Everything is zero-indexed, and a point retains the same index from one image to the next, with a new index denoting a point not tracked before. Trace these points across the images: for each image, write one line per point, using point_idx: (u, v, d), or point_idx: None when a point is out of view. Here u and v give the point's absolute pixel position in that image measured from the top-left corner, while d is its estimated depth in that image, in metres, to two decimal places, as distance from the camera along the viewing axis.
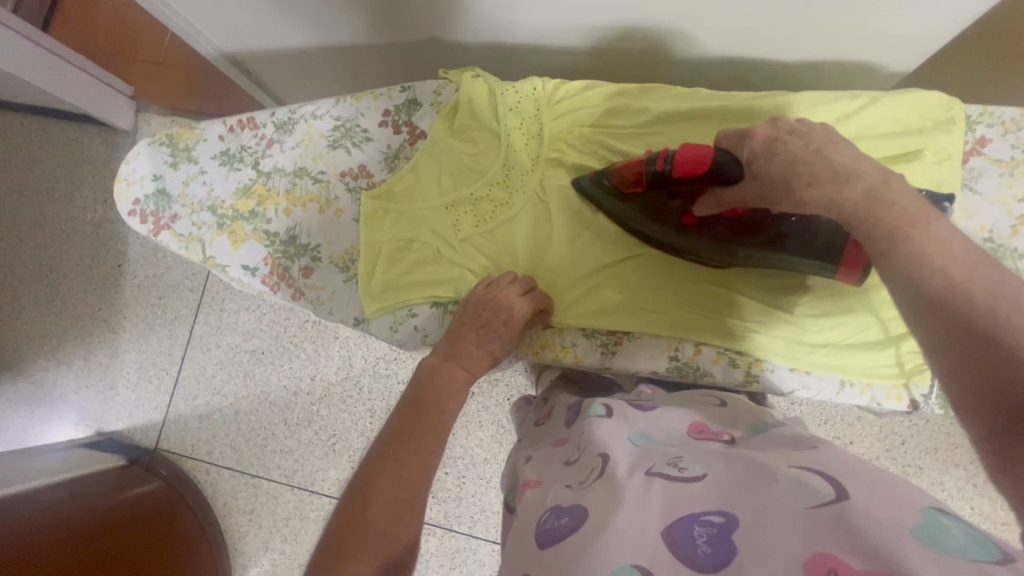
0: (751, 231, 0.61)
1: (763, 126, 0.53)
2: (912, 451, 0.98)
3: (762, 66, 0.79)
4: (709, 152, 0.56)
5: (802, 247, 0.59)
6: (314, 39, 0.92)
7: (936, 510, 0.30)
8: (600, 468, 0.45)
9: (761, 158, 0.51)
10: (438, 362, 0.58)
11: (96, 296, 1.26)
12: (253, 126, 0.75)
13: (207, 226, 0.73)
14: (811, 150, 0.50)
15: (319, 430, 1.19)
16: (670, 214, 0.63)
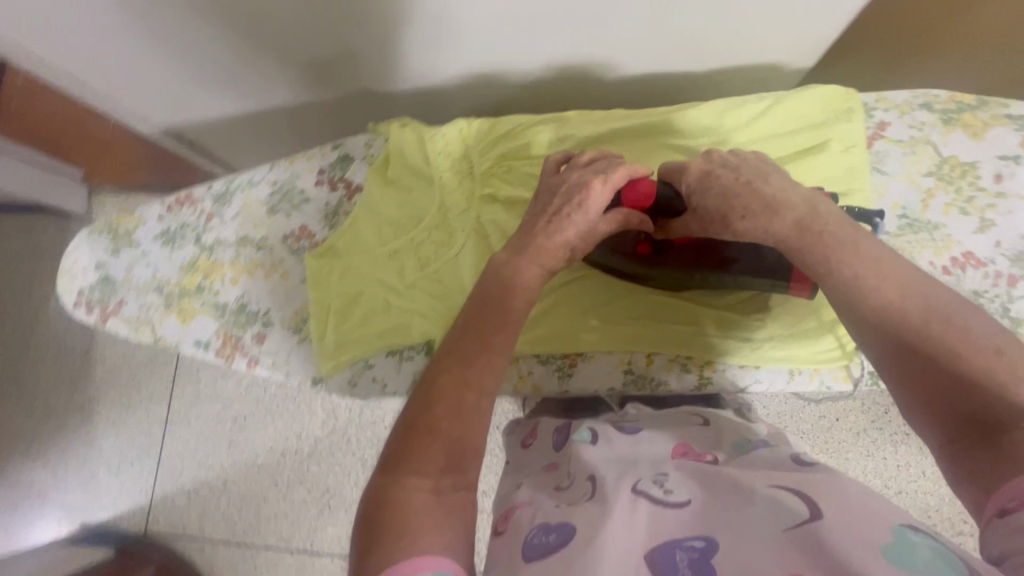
0: (702, 257, 0.61)
1: (697, 159, 0.56)
2: (897, 418, 1.00)
3: (675, 79, 0.83)
4: (652, 187, 0.58)
5: (752, 271, 0.60)
6: (247, 103, 0.93)
7: (906, 526, 0.34)
8: (590, 492, 0.45)
9: (697, 193, 0.55)
10: (505, 267, 0.53)
11: (64, 385, 1.24)
12: (191, 202, 0.76)
13: (155, 307, 0.73)
14: (742, 182, 0.52)
15: (311, 488, 1.17)
16: (621, 243, 0.63)
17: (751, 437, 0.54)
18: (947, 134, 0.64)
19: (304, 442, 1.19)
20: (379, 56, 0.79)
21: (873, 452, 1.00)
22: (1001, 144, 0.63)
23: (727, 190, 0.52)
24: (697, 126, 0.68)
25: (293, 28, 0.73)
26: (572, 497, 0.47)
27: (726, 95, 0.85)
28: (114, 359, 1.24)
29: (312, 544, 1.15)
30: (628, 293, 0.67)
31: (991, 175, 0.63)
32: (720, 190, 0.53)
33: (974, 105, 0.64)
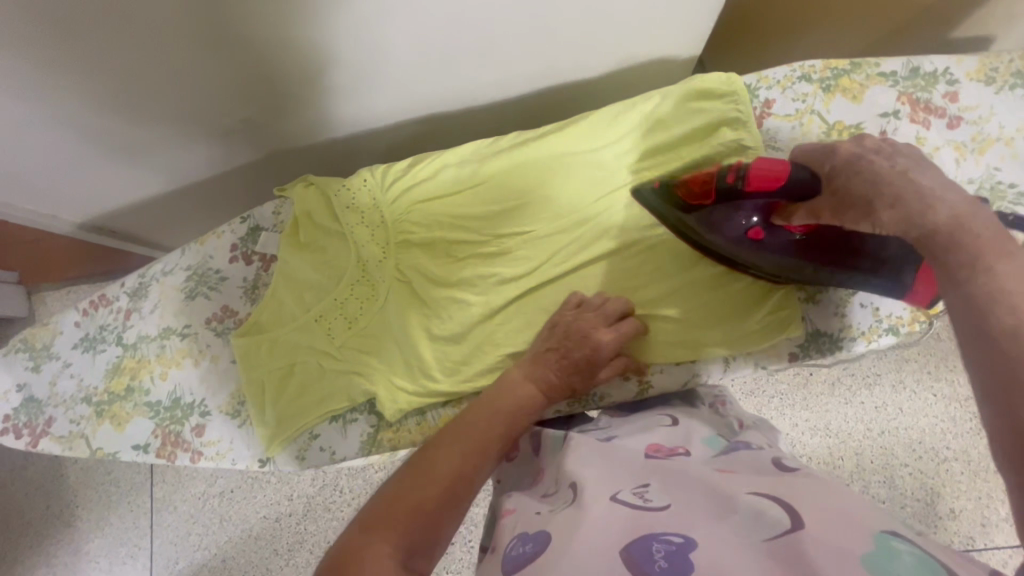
0: (815, 248, 0.62)
1: (848, 143, 0.56)
2: (867, 363, 1.01)
3: (572, 90, 0.85)
4: (784, 168, 0.58)
5: (867, 263, 0.61)
6: (159, 188, 0.92)
7: (889, 533, 0.31)
8: (571, 496, 0.43)
9: (842, 173, 0.54)
10: (535, 355, 0.61)
11: (45, 497, 1.27)
12: (106, 302, 0.74)
13: (86, 418, 0.71)
14: (897, 170, 0.50)
15: (313, 548, 1.22)
16: (733, 227, 0.63)
17: (725, 436, 0.54)
18: (829, 101, 0.67)
19: (297, 501, 1.24)
20: (280, 122, 0.79)
21: (852, 399, 1.00)
22: (878, 103, 0.66)
23: (878, 174, 0.50)
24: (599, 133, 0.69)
25: (184, 109, 0.73)
26: (555, 502, 0.45)
27: (623, 96, 0.88)
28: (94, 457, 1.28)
29: None
30: None
31: (877, 132, 0.66)
32: (871, 172, 0.51)
33: (848, 69, 0.67)
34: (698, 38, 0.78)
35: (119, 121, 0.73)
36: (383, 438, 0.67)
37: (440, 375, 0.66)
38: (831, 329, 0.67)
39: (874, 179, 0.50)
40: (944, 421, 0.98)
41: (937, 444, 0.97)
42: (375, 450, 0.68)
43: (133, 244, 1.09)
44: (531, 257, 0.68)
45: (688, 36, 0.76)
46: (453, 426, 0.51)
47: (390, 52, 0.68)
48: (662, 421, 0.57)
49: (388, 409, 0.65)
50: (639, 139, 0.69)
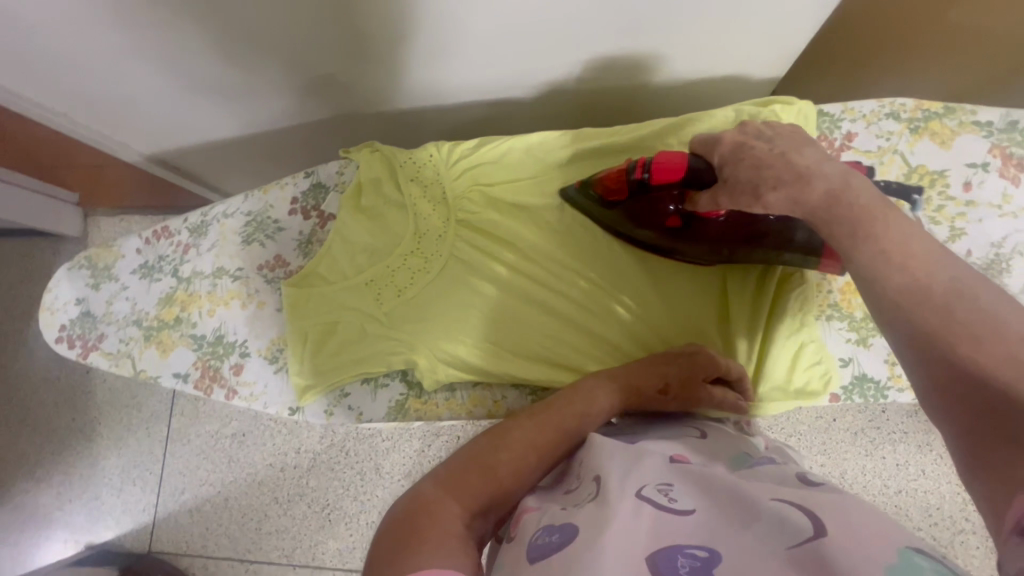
0: (732, 232, 0.63)
1: (732, 132, 0.57)
2: (895, 418, 0.97)
3: (641, 93, 0.84)
4: (684, 159, 0.59)
5: (782, 244, 0.62)
6: (227, 133, 0.96)
7: (912, 549, 0.32)
8: (594, 491, 0.43)
9: (730, 162, 0.55)
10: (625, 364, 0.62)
11: (69, 408, 1.34)
12: (168, 234, 0.77)
13: (134, 340, 0.74)
14: (775, 153, 0.53)
15: (312, 503, 1.27)
16: (654, 218, 0.64)
17: (751, 452, 0.52)
18: (914, 143, 0.65)
19: (303, 456, 1.28)
20: (354, 84, 0.80)
21: (872, 452, 0.97)
22: (968, 152, 0.64)
23: (760, 160, 0.53)
24: (669, 141, 0.69)
25: (266, 57, 0.74)
26: (578, 497, 0.45)
27: (690, 109, 0.87)
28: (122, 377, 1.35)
29: (313, 561, 1.24)
30: (621, 315, 0.67)
31: (961, 183, 0.64)
32: (752, 161, 0.53)
33: (940, 112, 0.65)
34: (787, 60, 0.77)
35: (205, 60, 0.75)
36: (411, 407, 0.69)
37: (481, 356, 0.67)
38: (878, 377, 0.66)
39: (755, 169, 0.52)
40: (968, 492, 0.94)
41: (956, 513, 0.94)
42: (401, 418, 0.69)
43: (189, 182, 1.14)
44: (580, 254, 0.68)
45: (771, 55, 0.75)
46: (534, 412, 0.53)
47: (473, 28, 0.68)
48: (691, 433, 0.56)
49: (425, 378, 0.67)
50: None
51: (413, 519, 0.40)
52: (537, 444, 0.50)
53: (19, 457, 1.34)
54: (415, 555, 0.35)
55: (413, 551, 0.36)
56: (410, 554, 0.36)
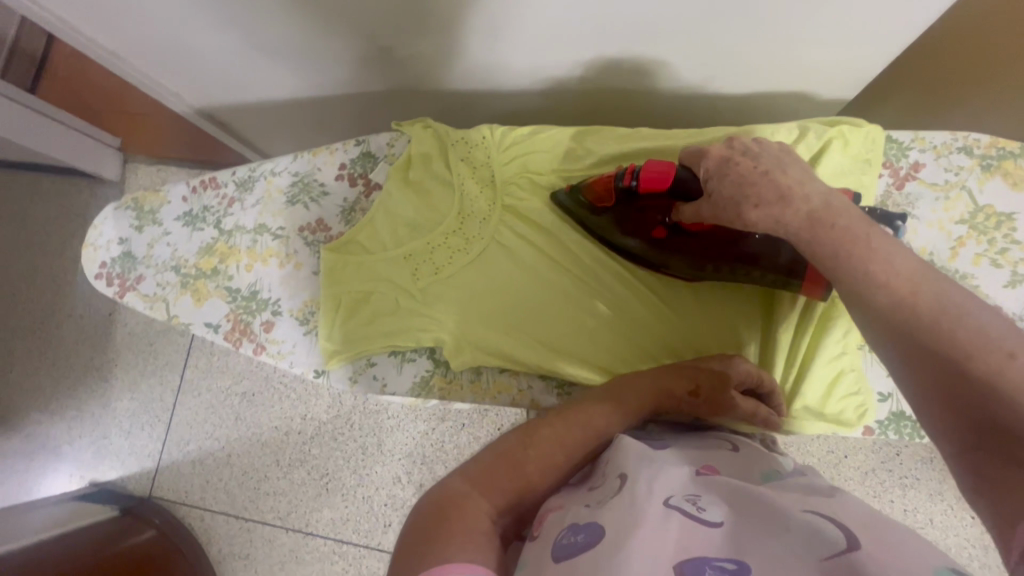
0: (715, 247, 0.61)
1: (718, 145, 0.55)
2: (908, 462, 0.95)
3: (698, 100, 0.83)
4: (672, 169, 0.59)
5: (767, 262, 0.60)
6: (278, 95, 0.96)
7: (951, 570, 0.31)
8: (619, 487, 0.44)
9: (714, 177, 0.53)
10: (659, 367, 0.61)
11: (89, 347, 1.39)
12: (215, 185, 0.78)
13: (171, 285, 0.75)
14: (758, 171, 0.51)
15: (312, 470, 1.30)
16: (642, 229, 0.64)
17: (779, 466, 0.51)
18: (984, 181, 0.63)
19: (309, 423, 1.31)
20: (413, 59, 0.80)
21: (880, 494, 0.95)
22: None
23: (743, 176, 0.51)
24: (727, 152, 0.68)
25: (332, 24, 0.74)
26: (601, 494, 0.45)
27: (744, 122, 0.86)
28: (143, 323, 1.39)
29: (306, 527, 1.27)
30: (658, 319, 0.66)
31: None
32: (737, 176, 0.52)
33: (1015, 153, 0.63)
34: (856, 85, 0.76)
35: (271, 21, 0.75)
36: (436, 385, 0.69)
37: (514, 343, 0.66)
38: (915, 416, 0.64)
39: (738, 185, 0.51)
40: (975, 548, 0.92)
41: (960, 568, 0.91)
42: (423, 395, 0.69)
43: (233, 139, 1.15)
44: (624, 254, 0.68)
45: (838, 77, 0.73)
46: (564, 411, 0.54)
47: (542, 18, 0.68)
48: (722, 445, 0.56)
49: (453, 358, 0.67)
50: None
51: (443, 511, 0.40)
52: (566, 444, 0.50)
53: (36, 388, 1.39)
54: (446, 545, 0.35)
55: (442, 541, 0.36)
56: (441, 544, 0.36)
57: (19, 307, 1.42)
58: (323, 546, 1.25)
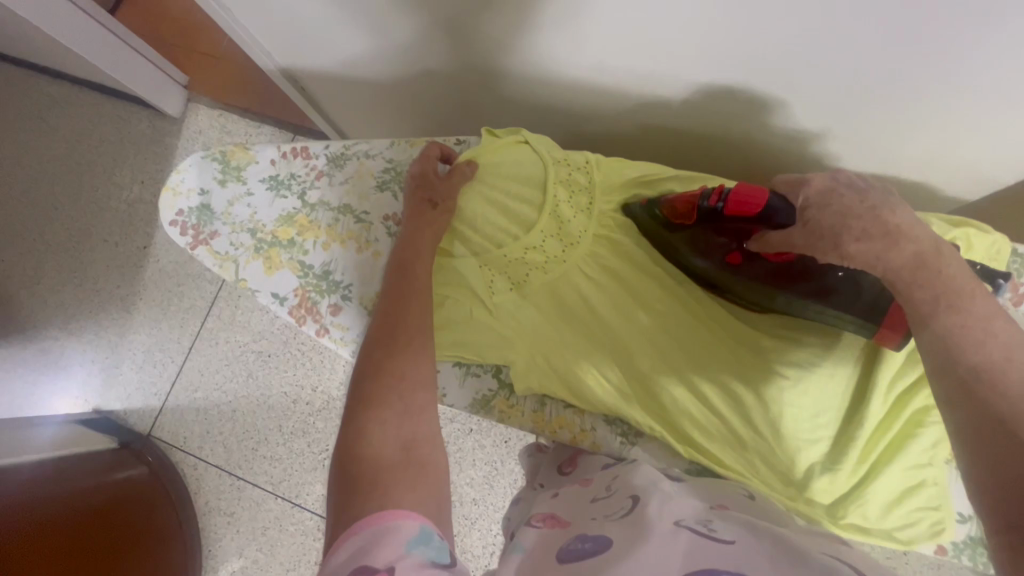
0: (789, 278, 0.59)
1: (822, 175, 0.54)
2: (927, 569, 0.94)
3: (796, 160, 0.84)
4: (765, 195, 0.58)
5: (844, 299, 0.56)
6: (374, 74, 0.98)
7: None
8: (630, 507, 0.49)
9: (814, 206, 0.52)
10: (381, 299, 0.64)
11: (119, 275, 1.64)
12: (305, 155, 0.76)
13: (244, 248, 0.74)
14: (866, 206, 0.50)
15: (311, 443, 1.51)
16: (711, 249, 0.63)
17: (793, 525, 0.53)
18: None
19: (318, 396, 1.54)
20: (529, 69, 0.81)
21: None
22: None
23: (846, 210, 0.50)
24: None
25: (461, 24, 0.75)
26: (611, 508, 0.51)
27: None
28: (192, 276, 1.63)
29: (296, 497, 1.48)
30: (731, 370, 0.62)
31: None
32: (841, 208, 0.51)
33: None
34: (960, 173, 0.76)
35: (404, 10, 0.77)
36: (497, 407, 0.69)
37: (576, 372, 0.65)
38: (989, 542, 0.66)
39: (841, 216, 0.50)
40: None
41: None
42: (482, 412, 0.69)
43: (307, 104, 1.18)
44: (702, 305, 0.66)
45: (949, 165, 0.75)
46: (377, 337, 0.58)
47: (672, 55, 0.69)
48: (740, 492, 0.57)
49: (519, 382, 0.67)
50: None
51: (347, 474, 0.48)
52: (416, 326, 0.59)
53: (111, 307, 1.62)
54: (365, 510, 0.44)
55: (362, 502, 0.45)
56: (360, 505, 0.44)
57: (111, 242, 1.66)
58: (309, 519, 1.46)
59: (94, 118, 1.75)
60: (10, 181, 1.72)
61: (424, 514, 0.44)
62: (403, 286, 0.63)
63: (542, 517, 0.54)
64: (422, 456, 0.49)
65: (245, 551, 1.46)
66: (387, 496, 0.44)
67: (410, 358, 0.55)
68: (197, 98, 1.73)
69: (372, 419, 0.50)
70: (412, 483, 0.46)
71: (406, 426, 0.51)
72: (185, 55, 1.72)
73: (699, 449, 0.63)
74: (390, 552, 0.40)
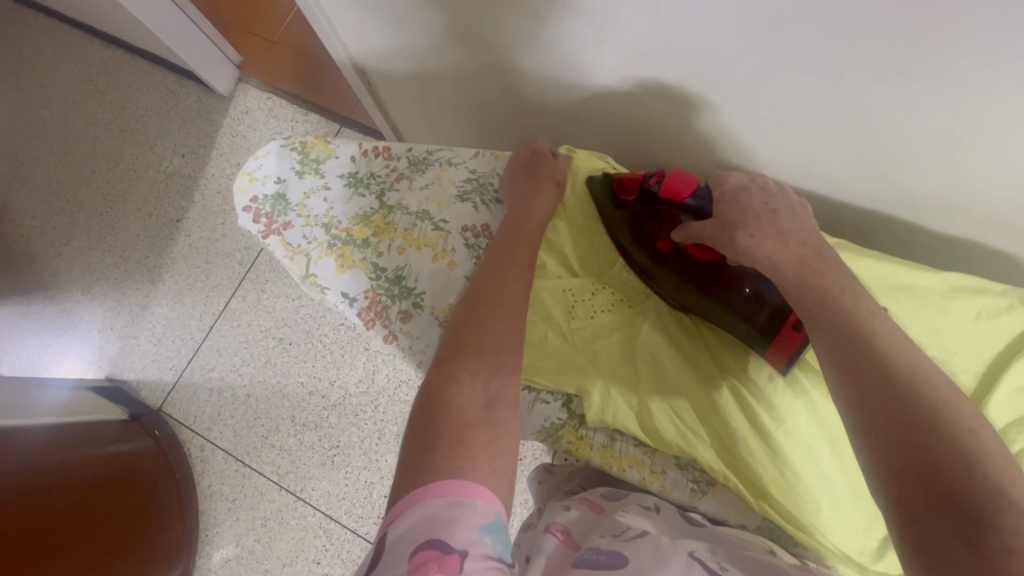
0: (706, 276, 0.62)
1: (741, 175, 0.61)
2: None
3: None
4: (694, 184, 0.63)
5: (745, 310, 0.60)
6: (449, 78, 0.97)
7: None
8: (640, 533, 0.53)
9: (726, 201, 0.59)
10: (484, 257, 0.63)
11: (149, 245, 1.63)
12: (387, 156, 0.75)
13: (317, 242, 0.72)
14: (767, 207, 0.57)
15: (323, 437, 1.49)
16: (645, 232, 0.66)
17: None
18: None
19: (335, 390, 1.52)
20: (617, 98, 0.81)
21: None
22: None
23: (748, 206, 0.57)
24: (956, 284, 0.65)
25: (563, 44, 0.75)
26: (620, 531, 0.54)
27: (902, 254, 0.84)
28: (221, 254, 1.62)
29: (301, 491, 1.45)
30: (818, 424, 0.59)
31: None
32: (745, 203, 0.57)
33: None
34: None
35: (502, 24, 0.77)
36: (564, 437, 0.66)
37: (653, 407, 0.63)
38: None
39: (744, 211, 0.57)
40: None
41: None
42: (549, 440, 0.68)
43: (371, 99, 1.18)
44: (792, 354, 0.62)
45: None
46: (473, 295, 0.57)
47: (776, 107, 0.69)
48: (760, 546, 0.56)
49: (592, 413, 0.64)
50: (972, 317, 0.64)
51: (427, 423, 0.47)
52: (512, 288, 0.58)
53: (136, 278, 1.61)
54: (433, 475, 0.43)
55: (437, 465, 0.44)
56: (435, 469, 0.43)
57: (144, 211, 1.66)
58: (311, 515, 1.43)
59: (143, 88, 1.75)
60: (51, 140, 1.72)
61: (496, 493, 0.43)
62: (500, 250, 0.63)
63: (559, 528, 0.58)
64: (501, 418, 0.48)
65: (243, 540, 1.43)
66: (461, 454, 0.44)
67: (502, 324, 0.54)
68: (248, 80, 1.73)
69: (457, 375, 0.50)
70: (487, 444, 0.46)
71: (493, 384, 0.50)
72: (242, 37, 1.73)
73: (772, 503, 0.60)
74: (465, 535, 0.40)
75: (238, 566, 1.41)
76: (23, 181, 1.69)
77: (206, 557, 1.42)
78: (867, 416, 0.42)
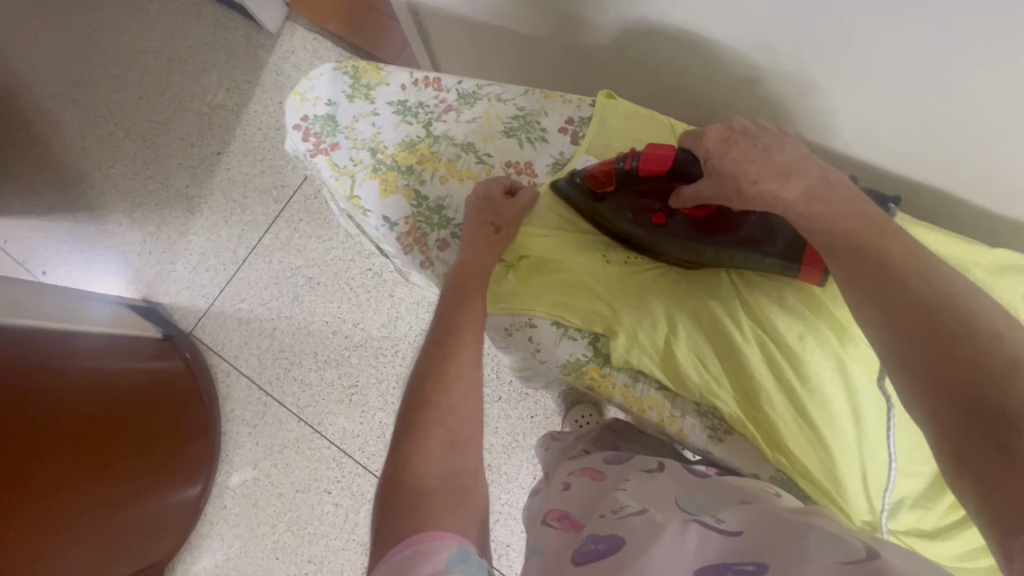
0: (713, 229, 0.64)
1: (718, 127, 0.61)
2: None
3: (929, 197, 0.80)
4: (670, 152, 0.65)
5: (765, 246, 0.62)
6: (501, 21, 0.96)
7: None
8: (636, 509, 0.51)
9: (715, 156, 0.59)
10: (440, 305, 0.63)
11: (189, 175, 1.68)
12: (437, 86, 0.76)
13: (363, 165, 0.74)
14: (760, 150, 0.57)
15: (344, 376, 1.54)
16: (639, 211, 0.67)
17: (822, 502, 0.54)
18: None
19: (357, 331, 1.56)
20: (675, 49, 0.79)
21: None
22: None
23: (742, 155, 0.57)
24: (1005, 263, 0.64)
25: None
26: (618, 508, 0.53)
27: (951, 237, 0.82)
28: (258, 190, 1.65)
29: (318, 424, 1.51)
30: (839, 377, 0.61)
31: None
32: (737, 152, 0.58)
33: None
34: None
35: None
36: (589, 373, 0.67)
37: (679, 354, 0.64)
38: None
39: (738, 162, 0.57)
40: None
41: None
42: (572, 375, 0.68)
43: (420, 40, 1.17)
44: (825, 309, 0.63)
45: None
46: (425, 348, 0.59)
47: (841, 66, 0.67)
48: (765, 488, 0.59)
49: (618, 352, 0.65)
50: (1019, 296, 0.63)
51: (391, 486, 0.48)
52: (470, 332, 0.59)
53: (176, 206, 1.66)
54: (407, 527, 0.44)
55: (408, 518, 0.45)
56: (405, 523, 0.44)
57: (188, 141, 1.69)
58: (326, 448, 1.49)
59: (194, 19, 1.76)
60: (103, 64, 1.75)
61: (464, 538, 0.44)
62: (451, 313, 0.61)
63: (558, 515, 0.58)
64: (468, 478, 0.50)
65: (262, 464, 1.50)
66: (425, 517, 0.45)
67: (461, 368, 0.56)
68: (295, 19, 1.73)
69: (421, 430, 0.51)
70: (454, 509, 0.46)
71: (453, 447, 0.51)
72: None
73: (787, 454, 0.61)
74: (434, 565, 0.41)
75: (254, 487, 1.48)
76: (74, 102, 1.73)
77: (226, 476, 1.49)
78: (920, 349, 0.42)
